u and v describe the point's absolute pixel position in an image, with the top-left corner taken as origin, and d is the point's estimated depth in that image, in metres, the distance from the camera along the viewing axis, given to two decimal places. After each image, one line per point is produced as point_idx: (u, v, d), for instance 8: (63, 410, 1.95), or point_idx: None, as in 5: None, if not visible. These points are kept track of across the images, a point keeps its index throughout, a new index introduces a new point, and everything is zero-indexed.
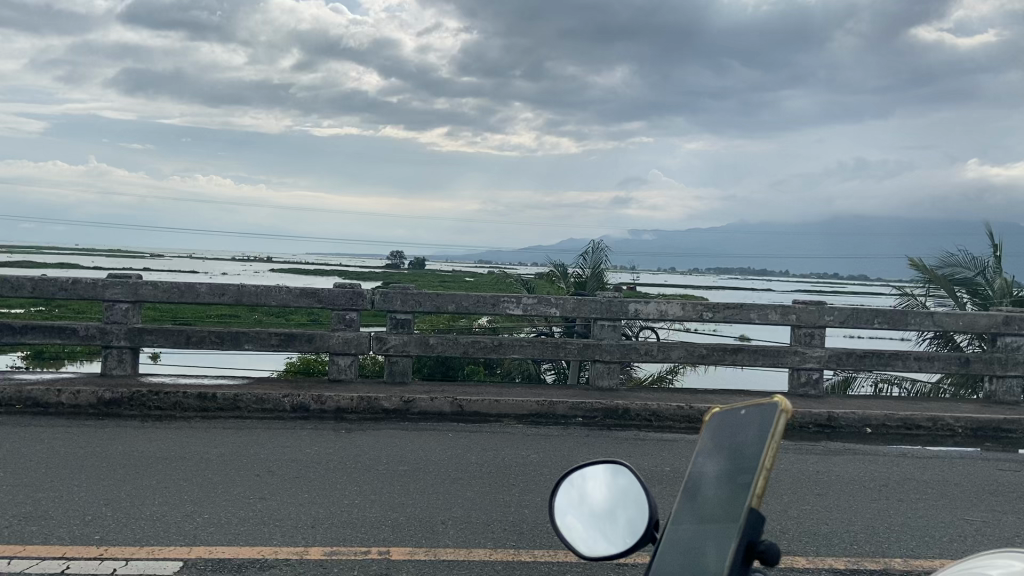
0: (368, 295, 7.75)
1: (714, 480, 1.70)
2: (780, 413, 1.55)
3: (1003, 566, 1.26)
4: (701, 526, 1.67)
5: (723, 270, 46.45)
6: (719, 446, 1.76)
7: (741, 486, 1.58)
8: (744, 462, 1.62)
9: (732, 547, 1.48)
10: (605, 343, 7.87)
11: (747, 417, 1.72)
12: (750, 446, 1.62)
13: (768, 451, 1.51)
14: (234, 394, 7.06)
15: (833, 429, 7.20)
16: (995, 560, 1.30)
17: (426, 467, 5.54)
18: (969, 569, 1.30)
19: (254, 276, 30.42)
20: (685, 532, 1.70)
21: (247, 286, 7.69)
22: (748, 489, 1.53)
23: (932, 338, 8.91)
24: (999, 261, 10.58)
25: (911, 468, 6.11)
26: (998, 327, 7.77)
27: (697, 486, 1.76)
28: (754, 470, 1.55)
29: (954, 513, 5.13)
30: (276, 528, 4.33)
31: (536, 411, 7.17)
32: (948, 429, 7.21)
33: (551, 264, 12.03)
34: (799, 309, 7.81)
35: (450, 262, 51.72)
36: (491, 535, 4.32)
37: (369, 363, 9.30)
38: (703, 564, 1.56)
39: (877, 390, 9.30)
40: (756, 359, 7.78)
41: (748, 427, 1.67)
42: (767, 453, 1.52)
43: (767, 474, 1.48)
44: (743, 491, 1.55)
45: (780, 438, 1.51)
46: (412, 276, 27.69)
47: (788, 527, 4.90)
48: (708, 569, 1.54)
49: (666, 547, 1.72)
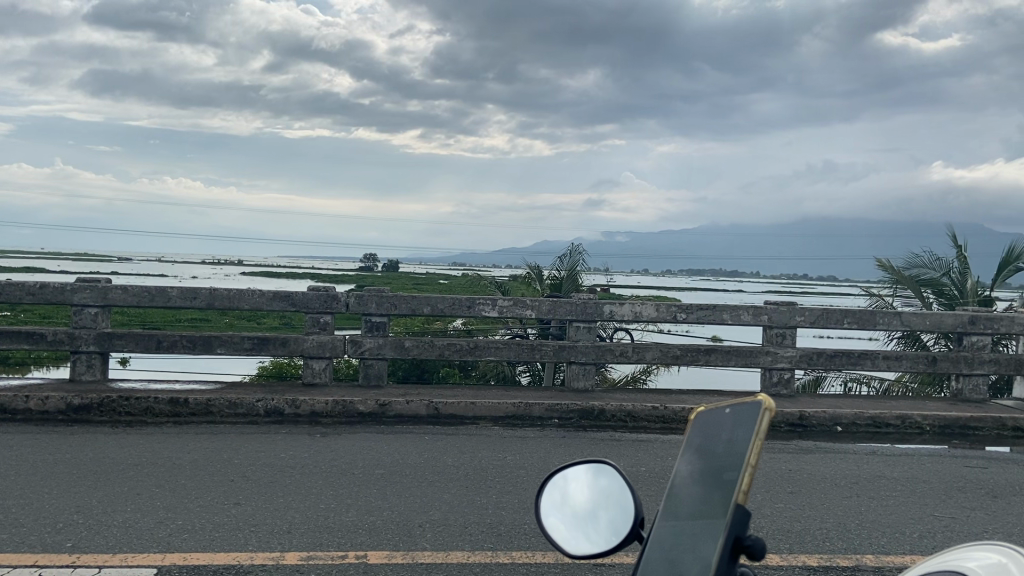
0: (342, 298, 7.70)
1: (697, 478, 1.70)
2: (764, 411, 1.56)
3: (979, 558, 1.29)
4: (683, 522, 1.67)
5: (695, 271, 46.87)
6: (701, 444, 1.76)
7: (724, 483, 1.58)
8: (727, 459, 1.62)
9: (718, 544, 1.48)
10: (581, 344, 7.91)
11: (729, 415, 1.72)
12: (731, 443, 1.62)
13: (751, 451, 1.52)
14: (206, 399, 6.99)
15: (804, 428, 7.29)
16: (972, 552, 1.33)
17: (402, 470, 5.53)
18: (947, 562, 1.34)
19: (225, 280, 30.15)
20: (668, 530, 1.70)
21: (219, 290, 7.60)
22: (732, 486, 1.54)
23: (900, 338, 9.06)
24: (964, 262, 10.81)
25: (880, 466, 6.22)
26: (964, 326, 7.93)
27: (680, 484, 1.76)
28: (738, 467, 1.55)
29: (923, 509, 5.23)
30: (252, 533, 4.30)
31: (512, 413, 7.18)
32: (916, 428, 7.34)
33: (527, 266, 12.07)
34: (771, 309, 7.91)
35: (423, 264, 51.63)
36: (469, 537, 4.33)
37: (343, 367, 9.25)
38: (685, 562, 1.57)
39: (846, 389, 9.45)
40: (729, 359, 7.86)
41: (729, 425, 1.68)
42: (750, 451, 1.53)
43: (751, 472, 1.49)
44: (725, 488, 1.56)
45: (763, 437, 1.52)
46: (385, 280, 27.63)
47: (763, 525, 4.96)
48: (694, 565, 1.54)
49: (647, 546, 1.74)
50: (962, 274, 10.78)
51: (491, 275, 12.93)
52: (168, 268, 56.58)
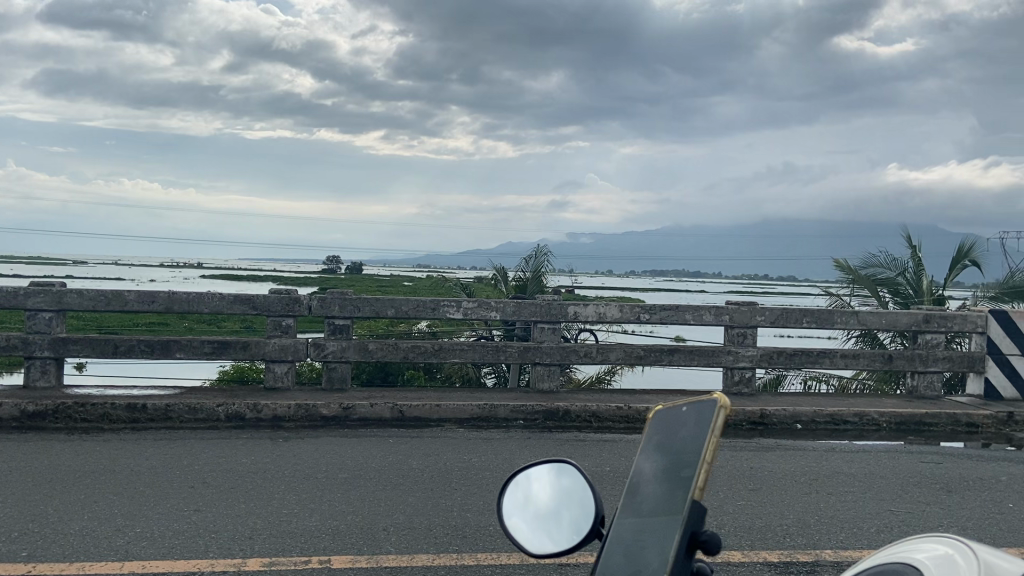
0: (304, 301, 7.61)
1: (654, 477, 1.72)
2: (718, 409, 1.60)
3: (928, 549, 1.33)
4: (642, 520, 1.69)
5: (659, 272, 47.30)
6: (659, 443, 1.79)
7: (681, 480, 1.61)
8: (684, 456, 1.65)
9: (675, 539, 1.50)
10: (545, 345, 7.93)
11: (686, 414, 1.75)
12: (688, 442, 1.66)
13: (707, 446, 1.55)
14: (165, 404, 6.87)
15: (765, 426, 7.40)
16: (921, 543, 1.37)
17: (366, 474, 5.49)
18: (899, 554, 1.37)
19: (184, 283, 29.71)
20: (628, 527, 1.73)
21: (178, 293, 7.47)
22: (688, 482, 1.57)
23: (858, 336, 9.25)
24: (918, 261, 11.08)
25: (839, 462, 6.34)
26: (919, 325, 8.11)
27: (638, 483, 1.78)
28: (694, 465, 1.58)
29: (880, 504, 5.34)
30: (213, 539, 4.24)
31: (477, 414, 7.18)
32: (873, 424, 7.49)
33: (492, 268, 12.08)
34: (732, 309, 8.01)
35: (387, 266, 51.35)
36: (434, 540, 4.31)
37: (306, 370, 9.17)
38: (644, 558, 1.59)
39: (806, 387, 9.61)
40: (691, 359, 7.95)
41: (685, 423, 1.71)
42: (705, 448, 1.57)
43: (708, 467, 1.53)
44: (684, 484, 1.58)
45: (720, 433, 1.55)
46: (348, 282, 27.45)
47: (724, 522, 5.04)
48: (652, 560, 1.56)
49: (609, 543, 1.75)
50: (917, 274, 11.03)
51: (456, 276, 12.90)
52: (126, 271, 55.51)
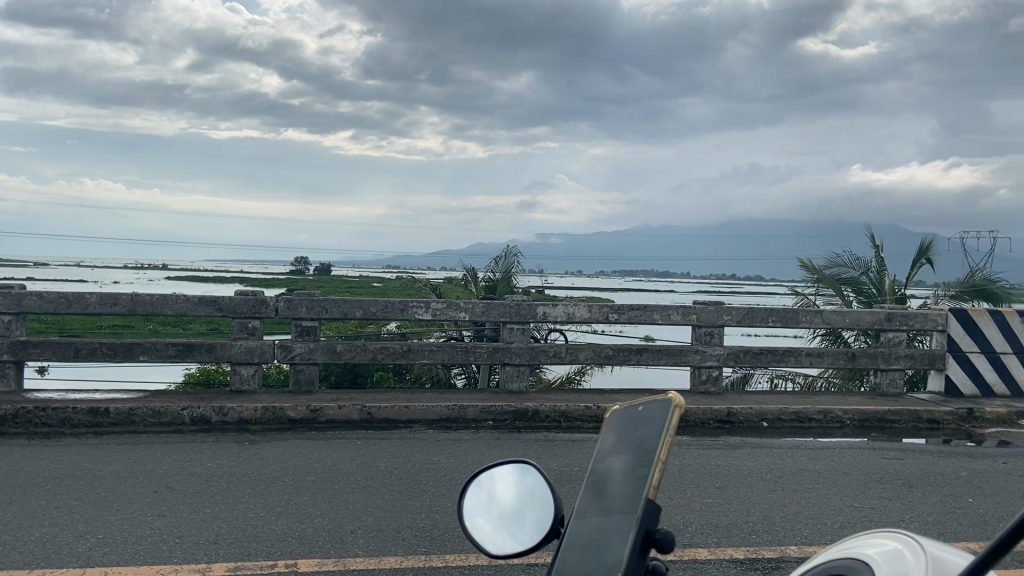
0: (271, 302, 7.54)
1: (613, 476, 1.75)
2: (674, 409, 1.64)
3: (879, 545, 1.35)
4: (599, 518, 1.72)
5: (628, 272, 47.58)
6: (618, 443, 1.82)
7: (638, 478, 1.65)
8: (642, 456, 1.68)
9: (631, 537, 1.54)
10: (514, 346, 7.93)
11: (645, 414, 1.79)
12: (644, 442, 1.70)
13: (662, 446, 1.60)
14: (128, 408, 6.76)
15: (732, 424, 7.48)
16: (873, 539, 1.39)
17: (333, 476, 5.45)
18: (850, 549, 1.39)
19: (148, 284, 29.23)
20: (586, 525, 1.75)
21: (141, 295, 7.35)
22: (645, 481, 1.61)
23: (823, 335, 9.38)
24: (881, 261, 11.29)
25: (804, 460, 6.42)
26: (881, 323, 8.25)
27: (596, 482, 1.81)
28: (651, 463, 1.62)
29: (843, 500, 5.42)
30: (177, 545, 4.18)
31: (446, 415, 7.17)
32: (837, 421, 7.60)
33: (462, 268, 12.06)
34: (699, 309, 8.08)
35: (357, 267, 51.00)
36: (402, 542, 4.29)
37: (273, 373, 9.08)
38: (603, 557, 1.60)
39: (773, 385, 9.73)
40: (659, 359, 8.01)
41: (642, 424, 1.76)
42: (661, 447, 1.61)
43: (662, 467, 1.57)
44: (641, 483, 1.62)
45: (673, 432, 1.61)
46: (316, 284, 27.22)
47: (691, 520, 5.08)
48: (608, 557, 1.59)
49: (566, 543, 1.75)
50: (879, 273, 11.23)
51: (426, 277, 12.88)
52: (91, 272, 54.57)
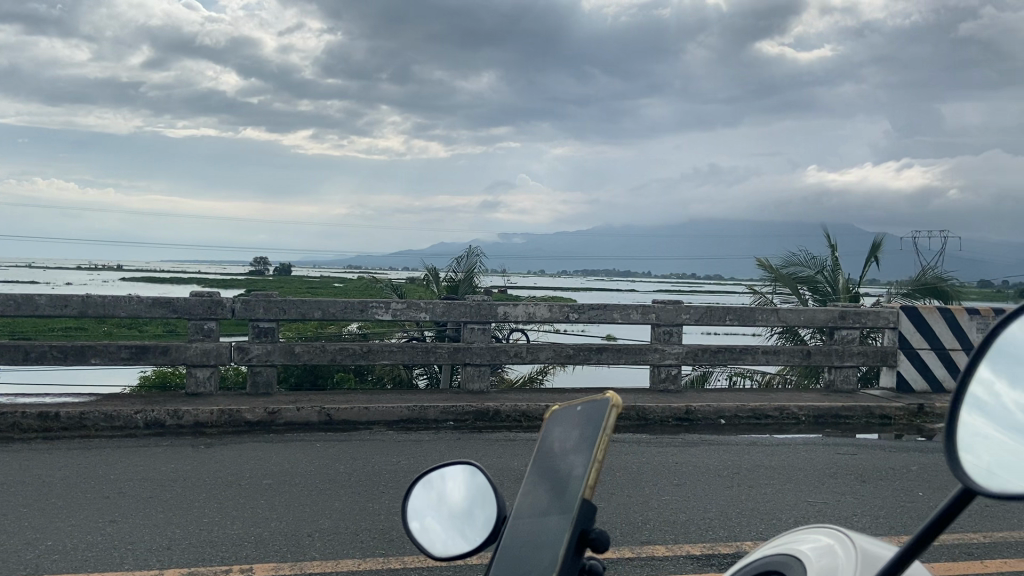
0: (227, 303, 7.42)
1: (547, 476, 1.73)
2: (611, 408, 1.63)
3: (812, 540, 1.38)
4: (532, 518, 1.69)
5: (591, 272, 47.84)
6: (553, 444, 1.79)
7: (573, 477, 1.63)
8: (577, 455, 1.67)
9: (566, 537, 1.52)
10: (475, 346, 7.92)
11: (580, 413, 1.77)
12: (580, 440, 1.68)
13: (599, 446, 1.58)
14: (79, 412, 6.61)
15: (690, 422, 7.56)
16: (807, 535, 1.41)
17: (291, 479, 5.39)
18: (786, 544, 1.41)
19: (103, 285, 28.60)
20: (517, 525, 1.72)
21: (93, 297, 7.19)
22: (580, 480, 1.59)
23: (780, 333, 9.54)
24: (836, 260, 11.52)
25: (760, 456, 6.53)
26: (835, 321, 8.41)
27: (529, 481, 1.79)
28: (586, 463, 1.61)
29: (798, 495, 5.52)
30: (129, 551, 4.10)
31: (406, 416, 7.14)
32: (793, 418, 7.73)
33: (423, 268, 12.02)
34: (658, 308, 8.16)
35: (318, 267, 50.50)
36: (360, 545, 4.26)
37: (231, 375, 8.95)
38: (541, 551, 1.59)
39: (731, 383, 9.86)
40: (619, 358, 8.06)
41: (578, 422, 1.74)
42: (598, 447, 1.59)
43: (597, 466, 1.55)
44: (575, 483, 1.60)
45: (610, 431, 1.60)
46: (276, 284, 26.89)
47: (649, 518, 5.15)
48: (542, 559, 1.57)
49: (503, 542, 1.70)
50: (834, 272, 11.47)
51: (387, 277, 12.81)
52: (44, 274, 53.26)
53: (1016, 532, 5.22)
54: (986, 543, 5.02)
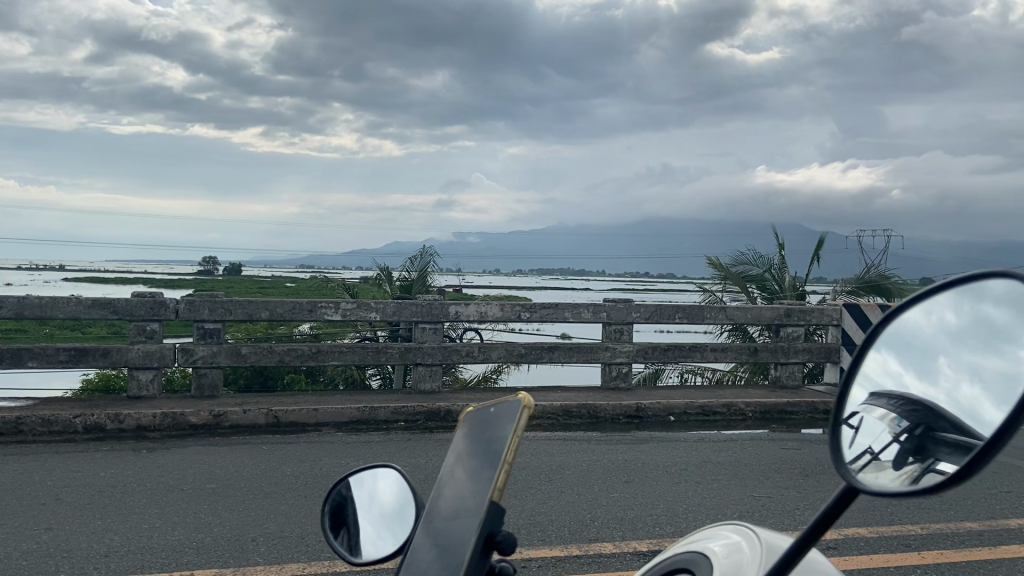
0: (170, 304, 7.27)
1: (462, 479, 1.66)
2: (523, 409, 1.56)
3: (722, 538, 1.41)
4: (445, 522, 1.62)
5: (548, 271, 48.04)
6: (469, 446, 1.72)
7: (485, 480, 1.57)
8: (490, 457, 1.60)
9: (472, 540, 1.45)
10: (426, 345, 7.89)
11: (496, 413, 1.70)
12: (491, 439, 1.63)
13: (509, 446, 1.53)
14: (15, 418, 6.41)
15: (640, 419, 7.63)
16: (717, 532, 1.45)
17: (235, 483, 5.30)
18: (698, 541, 1.44)
19: (46, 286, 27.77)
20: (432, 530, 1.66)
21: (29, 298, 6.98)
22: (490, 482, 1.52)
23: (729, 330, 9.69)
24: (783, 259, 11.77)
25: (707, 452, 6.62)
26: (781, 318, 8.58)
27: (446, 484, 1.72)
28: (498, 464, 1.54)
29: (743, 491, 5.61)
30: (64, 560, 3.98)
31: (356, 417, 7.08)
32: (740, 414, 7.87)
33: (376, 268, 11.93)
34: (609, 307, 8.22)
35: (271, 267, 49.78)
36: (305, 548, 4.21)
37: (177, 377, 8.77)
38: (452, 548, 1.55)
39: (682, 380, 9.99)
40: (571, 356, 8.10)
41: (493, 423, 1.66)
42: (508, 449, 1.52)
43: (507, 467, 1.50)
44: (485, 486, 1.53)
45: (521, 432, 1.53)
46: (227, 284, 26.43)
47: (597, 515, 5.19)
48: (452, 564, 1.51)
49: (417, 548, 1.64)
50: (782, 270, 11.71)
51: (339, 277, 12.69)
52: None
53: (952, 522, 5.38)
54: (923, 533, 5.17)
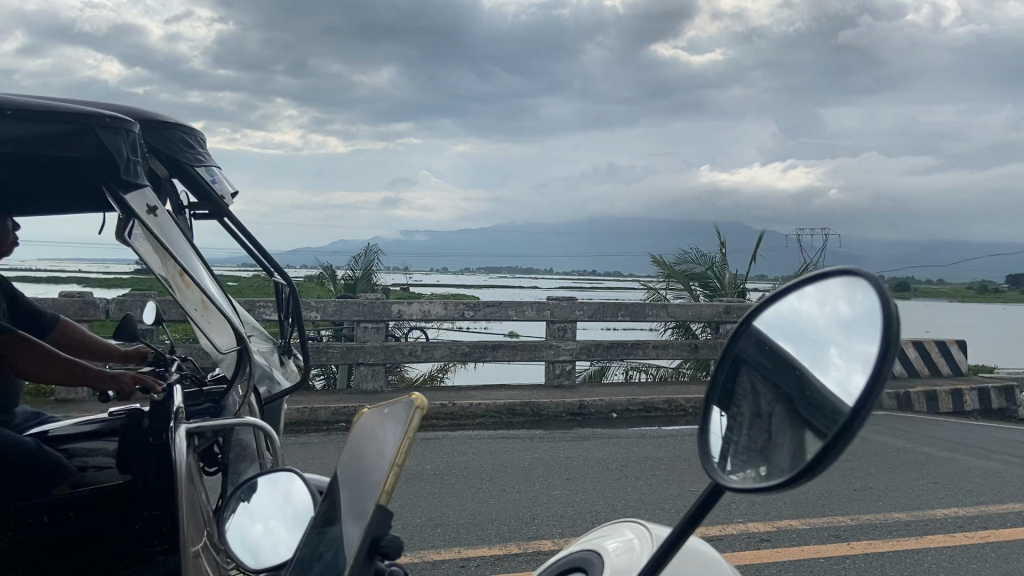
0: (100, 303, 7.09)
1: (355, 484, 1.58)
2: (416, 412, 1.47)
3: (617, 535, 1.43)
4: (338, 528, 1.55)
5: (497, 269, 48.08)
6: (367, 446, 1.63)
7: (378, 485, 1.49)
8: (384, 463, 1.52)
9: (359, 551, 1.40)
10: (368, 345, 7.80)
11: (393, 413, 1.60)
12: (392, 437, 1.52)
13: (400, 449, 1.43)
14: None
15: (584, 416, 7.68)
16: (614, 529, 1.47)
17: None
18: (595, 539, 1.46)
19: None
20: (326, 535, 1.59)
21: None
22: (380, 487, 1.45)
23: (672, 327, 9.82)
24: (725, 257, 11.97)
25: (648, 448, 6.71)
26: (720, 315, 8.73)
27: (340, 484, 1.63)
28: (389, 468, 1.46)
29: (681, 486, 5.69)
30: None
31: (295, 419, 6.97)
32: (681, 410, 7.99)
33: (320, 266, 11.78)
34: (552, 305, 8.24)
35: None
36: None
37: None
38: (347, 548, 1.51)
39: (627, 377, 10.07)
40: (514, 355, 8.11)
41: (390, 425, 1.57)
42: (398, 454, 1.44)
43: (396, 473, 1.40)
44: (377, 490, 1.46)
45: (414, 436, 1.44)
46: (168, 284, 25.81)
47: (538, 513, 5.18)
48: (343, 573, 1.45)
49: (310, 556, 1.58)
50: (724, 268, 11.91)
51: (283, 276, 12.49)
52: None
53: (881, 513, 5.53)
54: (853, 525, 5.31)
